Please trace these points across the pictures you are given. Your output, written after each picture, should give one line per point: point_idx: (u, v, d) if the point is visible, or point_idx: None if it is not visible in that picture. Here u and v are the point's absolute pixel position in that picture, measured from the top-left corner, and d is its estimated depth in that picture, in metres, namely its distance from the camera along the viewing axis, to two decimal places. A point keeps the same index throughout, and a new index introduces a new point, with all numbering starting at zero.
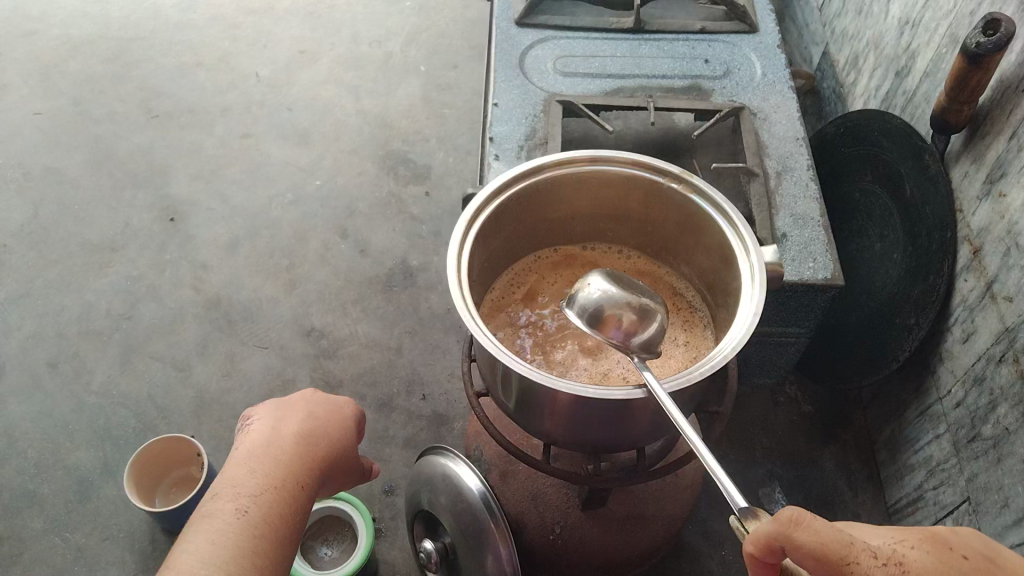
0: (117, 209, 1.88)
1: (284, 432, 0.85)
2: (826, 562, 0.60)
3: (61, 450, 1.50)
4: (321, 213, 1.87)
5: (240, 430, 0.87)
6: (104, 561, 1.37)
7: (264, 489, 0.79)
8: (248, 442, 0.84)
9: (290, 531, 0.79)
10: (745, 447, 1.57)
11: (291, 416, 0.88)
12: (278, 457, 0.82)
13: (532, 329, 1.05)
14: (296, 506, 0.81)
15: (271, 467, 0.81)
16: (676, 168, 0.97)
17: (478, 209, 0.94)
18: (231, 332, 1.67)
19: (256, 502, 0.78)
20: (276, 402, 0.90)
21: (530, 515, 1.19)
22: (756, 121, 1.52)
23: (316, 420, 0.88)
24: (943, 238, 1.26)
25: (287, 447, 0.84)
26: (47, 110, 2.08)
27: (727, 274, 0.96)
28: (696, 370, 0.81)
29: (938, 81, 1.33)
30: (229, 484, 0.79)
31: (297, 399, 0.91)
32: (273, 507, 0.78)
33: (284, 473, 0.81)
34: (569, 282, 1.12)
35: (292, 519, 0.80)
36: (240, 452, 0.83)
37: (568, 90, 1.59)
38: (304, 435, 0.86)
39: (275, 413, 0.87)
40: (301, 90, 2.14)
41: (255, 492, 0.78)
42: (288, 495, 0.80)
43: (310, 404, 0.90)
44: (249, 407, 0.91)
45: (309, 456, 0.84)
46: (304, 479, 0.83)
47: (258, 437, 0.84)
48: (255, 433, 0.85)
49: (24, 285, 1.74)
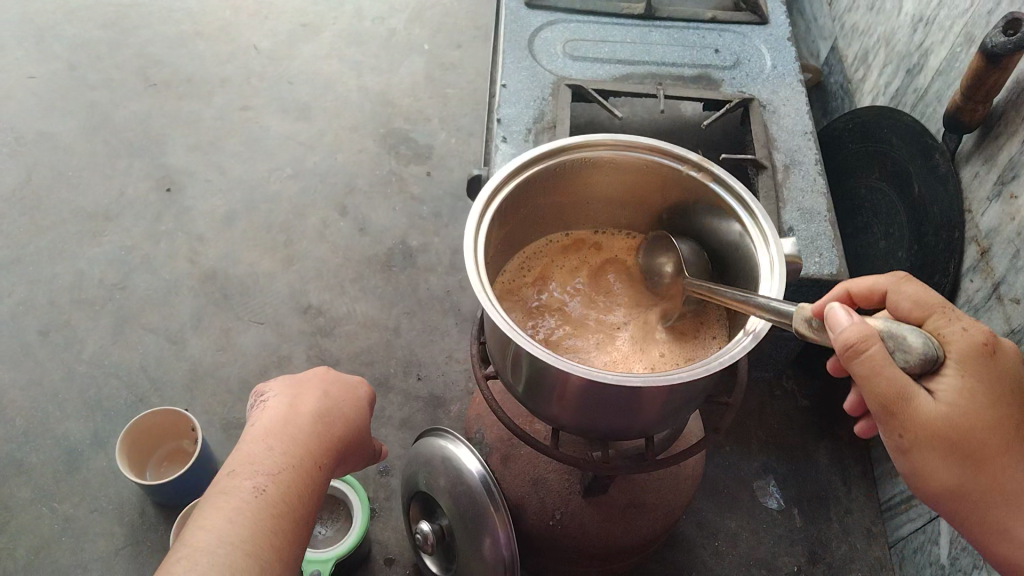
0: (112, 177, 1.84)
1: (301, 412, 0.85)
2: (925, 300, 0.72)
3: (50, 420, 1.47)
4: (320, 189, 1.85)
5: (255, 408, 0.87)
6: (93, 532, 1.35)
7: (282, 468, 0.78)
8: (265, 419, 0.84)
9: (306, 512, 0.78)
10: (742, 442, 1.55)
11: (306, 396, 0.88)
12: (295, 436, 0.82)
13: (545, 314, 1.04)
14: (313, 485, 0.81)
15: (289, 446, 0.81)
16: (695, 156, 0.96)
17: (496, 189, 0.93)
18: (227, 306, 1.64)
19: (273, 480, 0.77)
20: (290, 379, 0.90)
21: (530, 501, 1.18)
22: (765, 113, 1.52)
23: (331, 401, 0.89)
24: (951, 238, 1.26)
25: (304, 427, 0.84)
26: (42, 73, 2.04)
27: (743, 263, 0.95)
28: (713, 362, 0.81)
29: (952, 80, 1.32)
30: (245, 462, 0.78)
31: (312, 379, 0.91)
32: (290, 486, 0.78)
33: (301, 452, 0.81)
34: (580, 267, 1.12)
35: (310, 499, 0.79)
36: (256, 430, 0.83)
37: (577, 74, 1.57)
38: (319, 416, 0.86)
39: (290, 393, 0.87)
40: (303, 64, 2.11)
41: (273, 471, 0.78)
42: (305, 475, 0.80)
43: (324, 384, 0.91)
44: (260, 383, 0.91)
45: (324, 436, 0.84)
46: (320, 460, 0.83)
47: (274, 415, 0.84)
48: (270, 411, 0.84)
49: (15, 250, 1.71)
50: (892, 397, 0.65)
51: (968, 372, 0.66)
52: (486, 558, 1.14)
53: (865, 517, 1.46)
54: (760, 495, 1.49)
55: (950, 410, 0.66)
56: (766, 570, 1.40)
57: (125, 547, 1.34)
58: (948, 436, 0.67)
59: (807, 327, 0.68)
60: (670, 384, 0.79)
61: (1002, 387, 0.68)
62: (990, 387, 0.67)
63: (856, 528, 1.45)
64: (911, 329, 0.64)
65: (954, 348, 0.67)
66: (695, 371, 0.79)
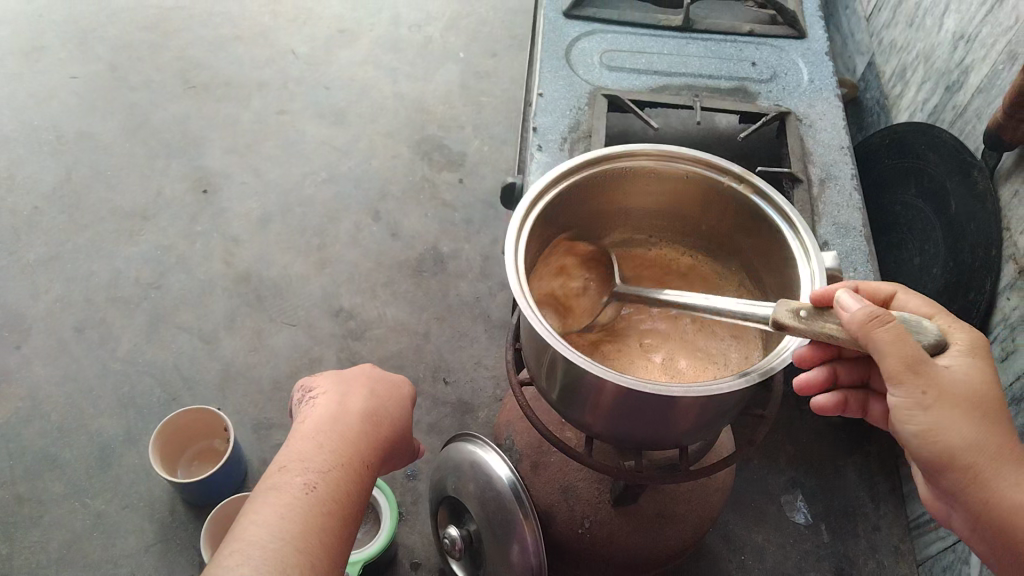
0: (150, 177, 1.87)
1: (348, 412, 0.87)
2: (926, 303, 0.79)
3: (85, 416, 1.49)
4: (354, 193, 1.86)
5: (303, 406, 0.88)
6: (124, 528, 1.36)
7: (330, 467, 0.79)
8: (314, 417, 0.85)
9: (354, 510, 0.79)
10: (770, 455, 1.53)
11: (353, 396, 0.89)
12: (342, 435, 0.83)
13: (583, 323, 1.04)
14: (361, 485, 0.82)
15: (337, 445, 0.82)
16: (738, 168, 0.97)
17: (540, 192, 0.94)
18: (260, 307, 1.66)
19: (323, 478, 0.78)
20: (337, 378, 0.92)
21: (559, 509, 1.18)
22: (801, 127, 1.51)
23: (377, 401, 0.90)
24: (988, 256, 1.25)
25: (350, 426, 0.85)
26: (84, 74, 2.08)
27: (783, 277, 0.95)
28: (755, 372, 0.81)
29: (993, 97, 1.31)
30: (296, 459, 0.79)
31: (358, 379, 0.92)
32: (339, 484, 0.79)
33: (350, 452, 0.82)
34: (621, 278, 1.12)
35: (357, 498, 0.80)
36: (305, 428, 0.84)
37: (614, 84, 1.58)
38: (365, 416, 0.87)
39: (337, 393, 0.89)
40: (339, 69, 2.14)
41: (323, 469, 0.79)
42: (352, 474, 0.81)
43: (371, 383, 0.92)
44: (308, 381, 0.92)
45: (371, 436, 0.86)
46: (366, 461, 0.84)
47: (322, 414, 0.85)
48: (317, 411, 0.86)
49: (54, 248, 1.74)
50: (910, 366, 0.67)
51: (974, 353, 0.70)
52: (513, 564, 1.14)
53: (895, 534, 1.44)
54: (787, 510, 1.48)
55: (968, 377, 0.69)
56: None
57: (154, 544, 1.35)
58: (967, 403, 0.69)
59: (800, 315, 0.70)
60: (715, 394, 0.79)
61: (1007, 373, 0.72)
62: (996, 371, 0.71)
63: (884, 544, 1.43)
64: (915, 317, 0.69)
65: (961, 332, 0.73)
66: (750, 374, 0.79)
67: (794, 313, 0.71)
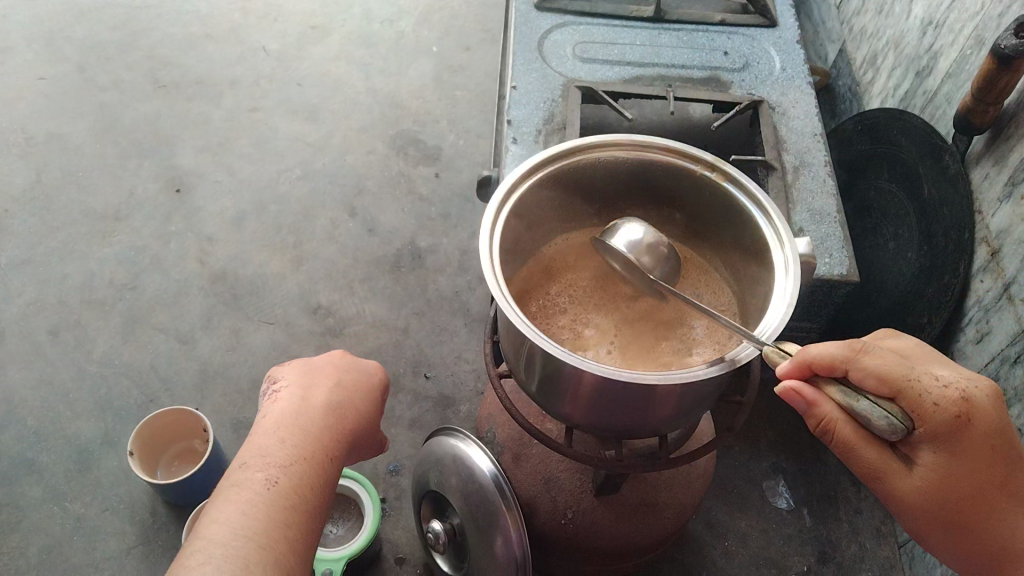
0: (122, 177, 1.85)
1: (314, 397, 0.88)
2: (888, 384, 0.68)
3: (61, 420, 1.48)
4: (330, 189, 1.85)
5: (268, 393, 0.89)
6: (104, 532, 1.35)
7: (293, 460, 0.80)
8: (277, 410, 0.86)
9: (318, 500, 0.81)
10: (751, 441, 1.55)
11: (320, 380, 0.90)
12: (308, 426, 0.84)
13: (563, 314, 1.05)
14: (324, 478, 0.83)
15: (300, 439, 0.83)
16: (709, 156, 0.97)
17: (512, 187, 0.94)
18: (237, 306, 1.65)
19: (285, 471, 0.79)
20: (304, 362, 0.93)
21: (543, 500, 1.19)
22: (774, 115, 1.52)
23: (343, 391, 0.91)
24: (961, 238, 1.26)
25: (317, 412, 0.86)
26: (53, 75, 2.05)
27: (758, 263, 0.96)
28: (733, 356, 0.81)
29: (962, 82, 1.33)
30: (257, 456, 0.80)
31: (328, 363, 0.93)
32: (301, 480, 0.79)
33: (313, 446, 0.83)
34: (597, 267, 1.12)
35: (320, 492, 0.81)
36: (269, 422, 0.84)
37: (588, 76, 1.58)
38: (334, 400, 0.89)
39: (302, 381, 0.90)
40: (312, 65, 2.12)
41: (284, 465, 0.79)
42: (317, 465, 0.82)
43: (338, 372, 0.93)
44: (274, 369, 0.92)
45: (335, 427, 0.87)
46: (330, 455, 0.85)
47: (286, 404, 0.86)
48: (282, 402, 0.86)
49: (26, 251, 1.71)
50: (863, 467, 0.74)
51: (941, 444, 0.69)
52: (497, 557, 1.14)
53: (875, 517, 1.46)
54: (769, 495, 1.49)
55: (925, 484, 0.72)
56: (775, 569, 1.40)
57: (135, 547, 1.34)
58: (931, 505, 0.72)
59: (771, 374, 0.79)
60: (696, 378, 0.79)
61: (980, 460, 0.70)
62: (964, 462, 0.70)
63: (866, 527, 1.45)
64: (868, 407, 0.69)
65: (927, 428, 0.69)
66: (724, 364, 0.79)
67: None
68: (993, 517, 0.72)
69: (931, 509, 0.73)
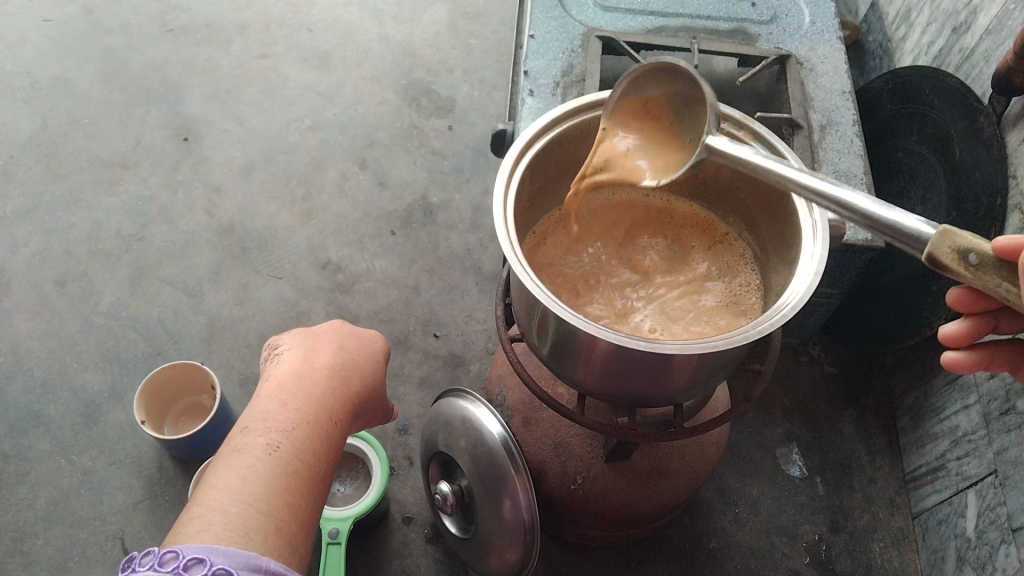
0: (129, 125, 1.81)
1: (315, 366, 0.87)
2: None
3: (69, 371, 1.46)
4: (340, 141, 1.81)
5: (269, 362, 0.88)
6: (111, 485, 1.34)
7: (293, 426, 0.79)
8: (279, 374, 0.85)
9: (320, 468, 0.79)
10: (766, 407, 1.53)
11: (320, 350, 0.89)
12: (309, 393, 0.83)
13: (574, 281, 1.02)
14: (328, 444, 0.82)
15: (303, 404, 0.82)
16: (738, 113, 0.93)
17: (527, 144, 0.90)
18: (245, 260, 1.62)
19: (286, 438, 0.77)
20: (304, 333, 0.92)
21: (552, 464, 1.17)
22: (802, 71, 1.46)
23: (345, 357, 0.91)
24: (993, 205, 1.21)
25: (319, 380, 0.85)
26: (57, 17, 2.00)
27: (786, 230, 0.91)
28: (758, 327, 0.77)
29: (1002, 39, 1.26)
30: (258, 420, 0.78)
31: (326, 334, 0.92)
32: (304, 445, 0.78)
33: (316, 411, 0.82)
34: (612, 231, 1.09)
35: (324, 457, 0.80)
36: (271, 386, 0.83)
37: (609, 26, 1.52)
38: (333, 369, 0.88)
39: (303, 347, 0.89)
40: (323, 10, 2.06)
41: (285, 429, 0.78)
42: (318, 433, 0.81)
43: (340, 340, 0.92)
44: (274, 336, 0.92)
45: (337, 391, 0.86)
46: (333, 419, 0.84)
47: (287, 371, 0.85)
48: (285, 366, 0.86)
49: (32, 199, 1.68)
50: None
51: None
52: (506, 520, 1.13)
53: (890, 487, 1.44)
54: (782, 462, 1.47)
55: None
56: (786, 537, 1.38)
57: (143, 501, 1.33)
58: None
59: (958, 261, 0.56)
60: (714, 349, 0.76)
61: None
62: None
63: (879, 496, 1.43)
64: None
65: None
66: (740, 337, 0.75)
67: (957, 252, 0.56)
68: None
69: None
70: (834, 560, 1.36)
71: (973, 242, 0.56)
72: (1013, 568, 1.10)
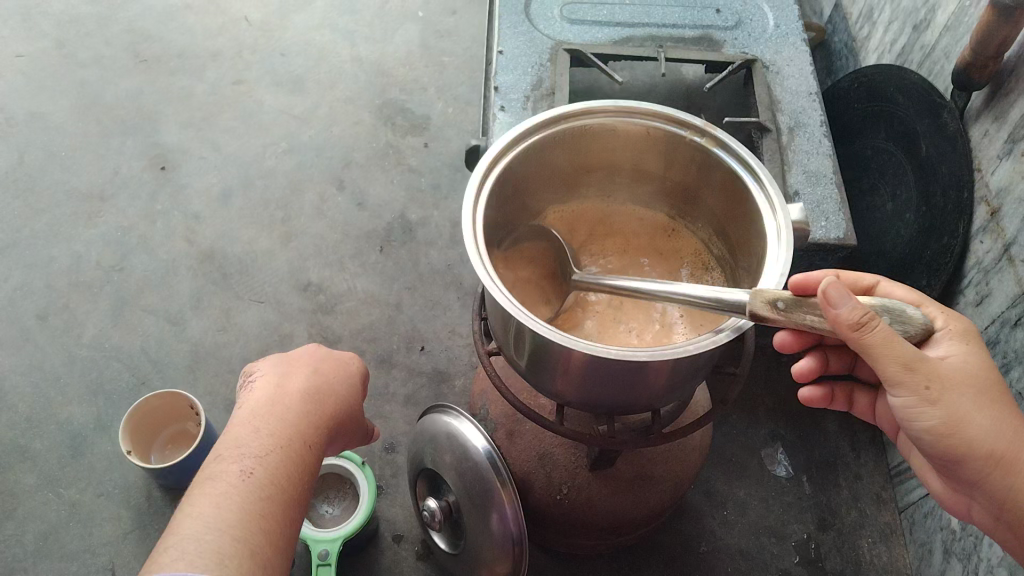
0: (105, 156, 1.82)
1: (289, 391, 0.88)
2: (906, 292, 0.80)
3: (53, 406, 1.46)
4: (317, 163, 1.82)
5: (243, 390, 0.89)
6: (100, 517, 1.34)
7: (267, 452, 0.80)
8: (253, 401, 0.86)
9: (296, 490, 0.80)
10: (749, 408, 1.54)
11: (294, 376, 0.90)
12: (282, 418, 0.84)
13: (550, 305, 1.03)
14: (304, 467, 0.83)
15: (276, 428, 0.83)
16: (700, 121, 0.94)
17: (495, 160, 0.91)
18: (226, 285, 1.63)
19: (260, 464, 0.78)
20: (279, 358, 0.92)
21: (537, 476, 1.18)
22: (768, 74, 1.48)
23: (319, 378, 0.92)
24: (959, 198, 1.23)
25: (293, 405, 0.86)
26: (30, 52, 2.00)
27: (752, 231, 0.93)
28: (724, 332, 0.78)
29: (960, 35, 1.28)
30: (231, 447, 0.79)
31: (300, 359, 0.93)
32: (279, 467, 0.79)
33: (291, 435, 0.83)
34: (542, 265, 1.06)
35: (299, 480, 0.81)
36: (245, 413, 0.84)
37: (576, 38, 1.54)
38: (307, 393, 0.89)
39: (277, 372, 0.90)
40: (295, 35, 2.07)
41: (259, 455, 0.79)
42: (292, 457, 0.82)
43: (315, 362, 0.94)
44: (250, 363, 0.93)
45: (312, 414, 0.87)
46: (310, 441, 0.85)
47: (261, 399, 0.86)
48: (258, 393, 0.87)
49: (10, 234, 1.69)
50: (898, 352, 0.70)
51: (959, 337, 0.76)
52: (494, 534, 1.13)
53: (875, 481, 1.45)
54: (767, 462, 1.48)
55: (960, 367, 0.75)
56: (775, 537, 1.39)
57: (132, 531, 1.33)
58: (967, 395, 0.74)
59: (777, 309, 0.68)
60: (687, 354, 0.77)
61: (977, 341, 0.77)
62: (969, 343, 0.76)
63: (866, 492, 1.44)
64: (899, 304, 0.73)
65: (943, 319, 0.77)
66: (711, 340, 0.76)
67: (773, 305, 0.69)
68: (992, 392, 0.75)
69: (963, 400, 0.74)
70: (823, 558, 1.37)
71: (776, 292, 0.69)
72: (996, 556, 1.11)
